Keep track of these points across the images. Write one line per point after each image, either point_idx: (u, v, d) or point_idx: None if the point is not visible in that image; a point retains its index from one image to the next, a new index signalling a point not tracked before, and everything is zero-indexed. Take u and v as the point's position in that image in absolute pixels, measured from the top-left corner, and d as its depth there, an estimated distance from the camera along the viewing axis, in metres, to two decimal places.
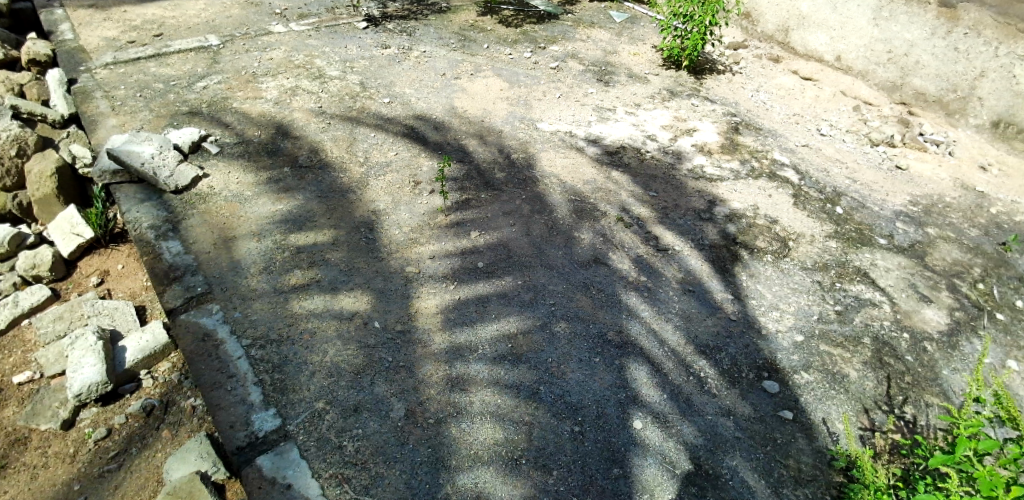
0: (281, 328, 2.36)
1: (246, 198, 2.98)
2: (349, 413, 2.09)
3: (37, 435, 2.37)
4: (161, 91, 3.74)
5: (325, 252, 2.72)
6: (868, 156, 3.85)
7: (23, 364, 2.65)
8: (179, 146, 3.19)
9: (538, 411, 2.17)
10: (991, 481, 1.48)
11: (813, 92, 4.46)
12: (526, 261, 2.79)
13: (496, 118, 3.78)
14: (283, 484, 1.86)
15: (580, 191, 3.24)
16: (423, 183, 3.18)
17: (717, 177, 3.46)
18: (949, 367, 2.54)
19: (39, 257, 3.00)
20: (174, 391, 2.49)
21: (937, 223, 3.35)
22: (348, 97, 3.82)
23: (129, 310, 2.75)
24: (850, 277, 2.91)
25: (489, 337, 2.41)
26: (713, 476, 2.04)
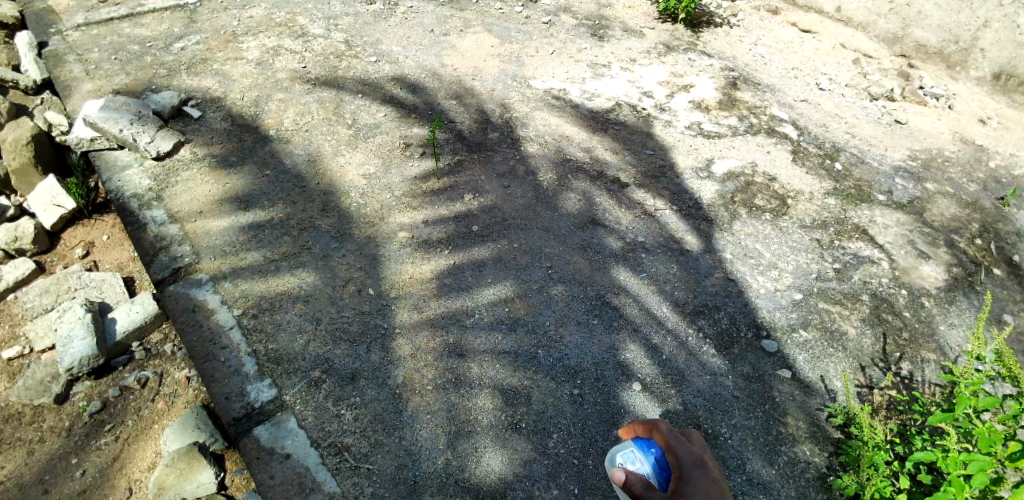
0: (272, 297, 2.31)
1: (232, 164, 2.89)
2: (346, 381, 2.07)
3: (31, 410, 2.34)
4: (136, 53, 3.57)
5: (315, 219, 2.65)
6: (867, 111, 3.78)
7: (12, 338, 2.60)
8: (159, 111, 3.08)
9: (536, 375, 2.15)
10: (990, 437, 1.49)
11: (812, 44, 4.33)
12: (522, 223, 2.73)
13: (487, 76, 3.65)
14: (282, 454, 1.86)
15: (575, 151, 3.16)
16: (414, 145, 3.09)
17: (715, 134, 3.39)
18: (946, 322, 2.55)
19: (20, 230, 2.91)
20: (168, 362, 2.46)
21: (936, 178, 3.32)
22: (333, 56, 3.67)
23: (117, 281, 2.70)
24: (849, 234, 2.88)
25: (485, 302, 2.38)
26: (712, 435, 2.05)
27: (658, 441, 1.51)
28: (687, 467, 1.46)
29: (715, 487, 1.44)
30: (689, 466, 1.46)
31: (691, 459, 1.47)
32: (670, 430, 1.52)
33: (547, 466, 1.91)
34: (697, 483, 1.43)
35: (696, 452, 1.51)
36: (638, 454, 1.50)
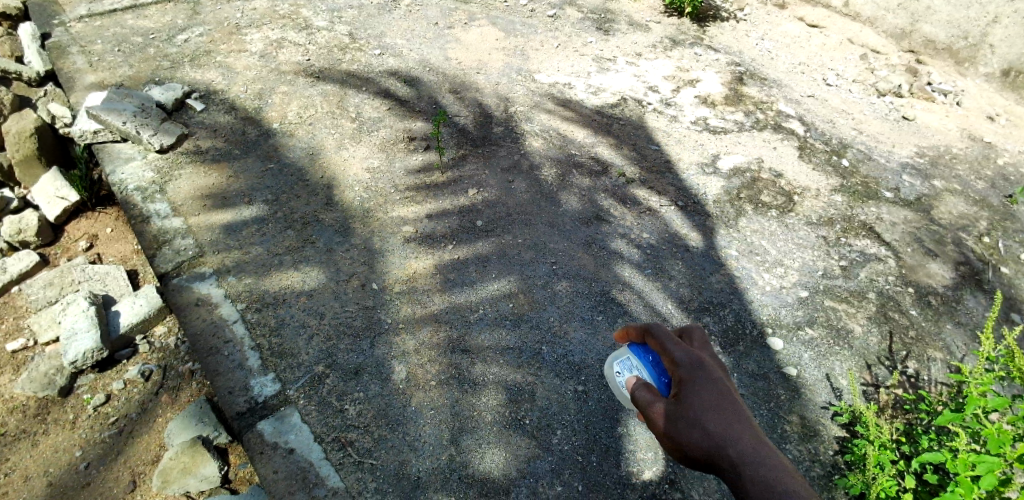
0: (276, 291, 2.30)
1: (235, 157, 2.87)
2: (350, 376, 2.06)
3: (35, 403, 2.34)
4: (140, 45, 3.56)
5: (319, 213, 2.64)
6: (874, 107, 3.75)
7: (16, 330, 2.60)
8: (163, 103, 3.06)
9: (541, 371, 2.15)
10: (999, 438, 1.48)
11: (819, 39, 4.29)
12: (526, 218, 2.72)
13: (491, 70, 3.63)
14: (286, 449, 1.86)
15: (580, 146, 3.14)
16: (418, 139, 3.07)
17: (721, 130, 3.37)
18: (952, 321, 2.54)
19: (24, 222, 2.90)
20: (171, 356, 2.45)
21: (943, 175, 3.29)
22: (337, 49, 3.65)
23: (121, 274, 2.69)
24: (855, 231, 2.86)
25: (489, 297, 2.37)
26: None
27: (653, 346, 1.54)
28: (681, 369, 1.44)
29: (715, 384, 1.41)
30: (684, 369, 1.44)
31: (687, 360, 1.45)
32: (662, 334, 1.52)
33: (551, 463, 1.91)
34: (693, 382, 1.41)
35: (696, 352, 1.49)
36: (636, 362, 1.56)
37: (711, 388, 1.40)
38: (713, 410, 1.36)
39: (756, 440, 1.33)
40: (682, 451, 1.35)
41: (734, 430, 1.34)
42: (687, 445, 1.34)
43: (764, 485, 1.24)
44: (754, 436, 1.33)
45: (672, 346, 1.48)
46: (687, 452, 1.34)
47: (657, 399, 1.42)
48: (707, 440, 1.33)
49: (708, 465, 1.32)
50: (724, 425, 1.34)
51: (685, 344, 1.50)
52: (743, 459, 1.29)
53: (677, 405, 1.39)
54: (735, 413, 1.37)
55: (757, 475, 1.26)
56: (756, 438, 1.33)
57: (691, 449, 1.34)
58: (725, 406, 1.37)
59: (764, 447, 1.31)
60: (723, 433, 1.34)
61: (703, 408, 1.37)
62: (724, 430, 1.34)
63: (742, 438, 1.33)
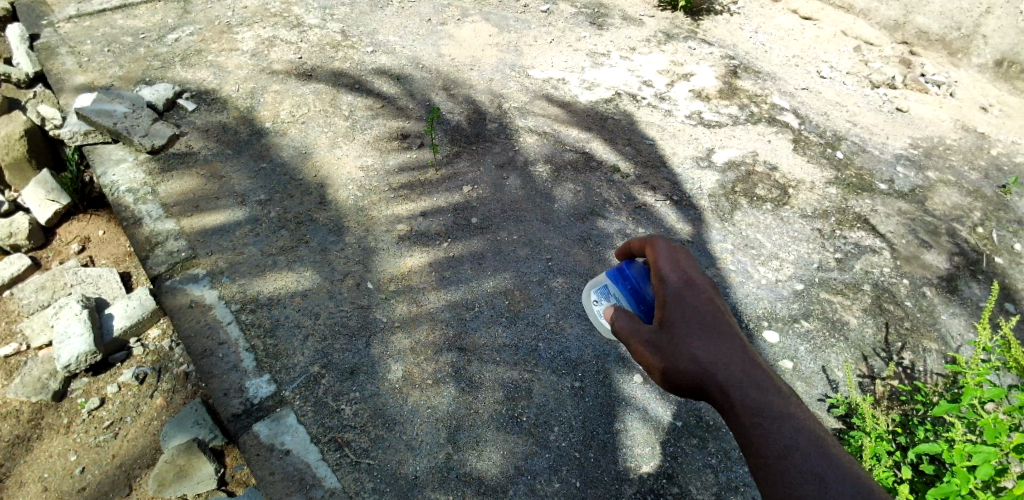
0: (270, 291, 2.29)
1: (228, 157, 2.85)
2: (345, 376, 2.05)
3: (29, 408, 2.32)
4: (130, 45, 3.52)
5: (313, 212, 2.62)
6: (868, 99, 3.74)
7: (9, 335, 2.58)
8: (153, 104, 3.04)
9: (537, 367, 2.14)
10: (995, 428, 1.47)
11: (812, 31, 4.27)
12: (521, 215, 2.71)
13: (485, 66, 3.61)
14: (282, 450, 1.85)
15: (574, 141, 3.13)
16: (411, 137, 3.06)
17: (715, 123, 3.36)
18: (947, 311, 2.54)
19: (15, 226, 2.87)
20: (166, 358, 2.44)
21: (937, 166, 3.30)
22: (329, 47, 3.63)
23: (114, 277, 2.67)
24: (850, 224, 2.86)
25: (485, 294, 2.36)
26: (713, 427, 2.05)
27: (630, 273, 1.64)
28: (667, 291, 1.52)
29: (695, 301, 1.51)
30: (670, 294, 1.52)
31: (667, 281, 1.54)
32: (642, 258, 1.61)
33: (549, 460, 1.91)
34: (671, 304, 1.51)
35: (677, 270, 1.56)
36: (613, 291, 1.67)
37: (697, 312, 1.49)
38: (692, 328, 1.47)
39: (744, 362, 1.43)
40: (672, 377, 1.46)
41: (723, 356, 1.43)
42: (678, 372, 1.44)
43: (755, 408, 1.35)
44: (743, 359, 1.43)
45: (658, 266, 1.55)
46: (678, 378, 1.45)
47: (644, 328, 1.51)
48: (697, 366, 1.43)
49: (699, 390, 1.43)
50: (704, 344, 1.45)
51: (672, 263, 1.56)
52: (733, 384, 1.40)
53: (665, 334, 1.48)
54: (723, 337, 1.46)
55: (748, 401, 1.37)
56: (745, 361, 1.43)
57: (682, 376, 1.44)
58: (711, 331, 1.47)
59: (752, 368, 1.42)
60: (712, 360, 1.43)
61: (691, 335, 1.46)
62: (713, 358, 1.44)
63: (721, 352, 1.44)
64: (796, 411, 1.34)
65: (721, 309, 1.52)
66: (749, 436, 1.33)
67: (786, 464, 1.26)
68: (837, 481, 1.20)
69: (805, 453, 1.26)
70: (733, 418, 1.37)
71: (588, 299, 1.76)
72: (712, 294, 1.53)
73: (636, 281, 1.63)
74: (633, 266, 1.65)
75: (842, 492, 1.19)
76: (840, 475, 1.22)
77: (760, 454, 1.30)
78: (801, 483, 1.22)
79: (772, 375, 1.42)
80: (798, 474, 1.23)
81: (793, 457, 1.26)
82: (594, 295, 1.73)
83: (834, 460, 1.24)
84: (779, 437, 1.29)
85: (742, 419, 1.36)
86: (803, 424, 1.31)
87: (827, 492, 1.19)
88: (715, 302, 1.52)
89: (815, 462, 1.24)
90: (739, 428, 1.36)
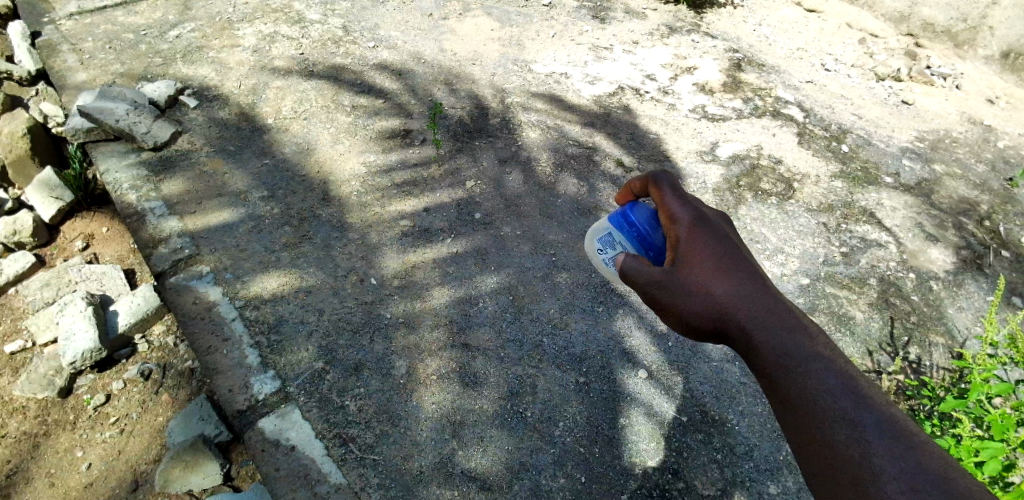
0: (274, 288, 2.29)
1: (231, 153, 2.85)
2: (350, 373, 2.05)
3: (35, 404, 2.33)
4: (131, 42, 3.52)
5: (316, 208, 2.62)
6: (873, 91, 3.72)
7: (14, 332, 2.59)
8: (156, 101, 3.04)
9: (542, 363, 2.14)
10: (1003, 424, 1.46)
11: (817, 24, 4.22)
12: (525, 210, 2.70)
13: (487, 61, 3.60)
14: (287, 446, 1.85)
15: (578, 136, 3.12)
16: (414, 132, 3.05)
17: (720, 117, 3.34)
18: (954, 306, 2.54)
19: (19, 223, 2.88)
20: (171, 355, 2.44)
21: (943, 159, 3.28)
22: (331, 42, 3.62)
23: (118, 274, 2.68)
24: (856, 217, 2.84)
25: (488, 290, 2.36)
26: (719, 422, 2.05)
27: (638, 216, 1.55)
28: (679, 229, 1.43)
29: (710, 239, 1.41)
30: (683, 231, 1.42)
31: (679, 219, 1.45)
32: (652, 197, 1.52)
33: (554, 456, 1.90)
34: (684, 242, 1.42)
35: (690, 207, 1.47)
36: (617, 237, 1.59)
37: (712, 248, 1.39)
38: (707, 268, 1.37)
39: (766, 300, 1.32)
40: (688, 321, 1.38)
41: (741, 294, 1.33)
42: (694, 315, 1.36)
43: (779, 348, 1.25)
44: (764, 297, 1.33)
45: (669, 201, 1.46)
46: (694, 321, 1.37)
47: (654, 273, 1.43)
48: (714, 307, 1.34)
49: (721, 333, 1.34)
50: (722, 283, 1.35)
51: (683, 198, 1.47)
52: (755, 324, 1.29)
53: (677, 276, 1.39)
54: (740, 272, 1.37)
55: (772, 341, 1.26)
56: (769, 301, 1.32)
57: (699, 318, 1.36)
58: (727, 270, 1.37)
59: (774, 305, 1.31)
60: (729, 299, 1.33)
61: (704, 275, 1.37)
62: (731, 297, 1.34)
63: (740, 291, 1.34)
64: (827, 350, 1.22)
65: (737, 245, 1.42)
66: (771, 377, 1.23)
67: (816, 409, 1.15)
68: (876, 427, 1.09)
69: (837, 394, 1.15)
70: (757, 362, 1.27)
71: (592, 250, 1.68)
72: (725, 229, 1.43)
73: (641, 225, 1.54)
74: (637, 210, 1.56)
75: (882, 438, 1.07)
76: (877, 416, 1.11)
77: (788, 400, 1.19)
78: (834, 427, 1.12)
79: (797, 312, 1.31)
80: (831, 417, 1.13)
81: (824, 401, 1.15)
82: (598, 245, 1.65)
83: (870, 401, 1.13)
84: (810, 380, 1.18)
85: (765, 360, 1.25)
86: (835, 364, 1.20)
87: (864, 437, 1.08)
88: (729, 237, 1.42)
89: (850, 405, 1.13)
90: (763, 371, 1.25)
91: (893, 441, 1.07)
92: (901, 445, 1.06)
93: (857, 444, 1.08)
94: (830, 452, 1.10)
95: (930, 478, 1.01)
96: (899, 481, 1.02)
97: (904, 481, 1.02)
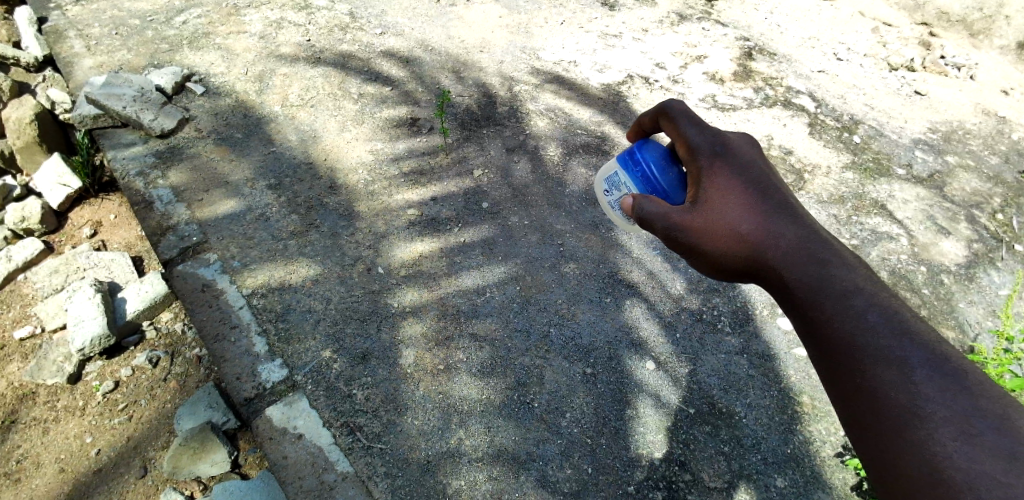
0: (281, 277, 2.28)
1: (238, 141, 2.84)
2: (357, 362, 2.05)
3: (45, 390, 2.35)
4: (138, 28, 3.50)
5: (323, 196, 2.61)
6: (885, 81, 3.67)
7: (24, 318, 2.60)
8: (163, 87, 3.03)
9: (549, 354, 2.13)
10: None
11: (830, 11, 4.14)
12: (533, 200, 2.68)
13: (495, 48, 3.56)
14: (295, 434, 1.86)
15: (586, 125, 3.09)
16: (422, 120, 3.03)
17: (730, 107, 3.30)
18: (965, 299, 2.52)
19: (28, 210, 2.90)
20: (179, 342, 2.46)
21: (957, 151, 3.24)
22: (338, 29, 3.58)
23: (126, 261, 2.69)
24: (867, 209, 2.81)
25: (495, 280, 2.35)
26: (726, 414, 2.04)
27: (651, 154, 1.55)
28: (702, 161, 1.48)
29: (734, 170, 1.45)
30: (704, 162, 1.47)
31: (702, 148, 1.49)
32: (672, 129, 1.56)
33: (561, 446, 1.90)
34: (708, 174, 1.45)
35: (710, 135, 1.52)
36: (626, 179, 1.59)
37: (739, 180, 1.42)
38: (733, 201, 1.40)
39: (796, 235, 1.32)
40: (715, 261, 1.40)
41: (769, 232, 1.34)
42: (721, 254, 1.39)
43: (812, 283, 1.25)
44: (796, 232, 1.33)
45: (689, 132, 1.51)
46: (722, 261, 1.39)
47: (675, 213, 1.42)
48: (742, 245, 1.36)
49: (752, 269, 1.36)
50: (750, 218, 1.37)
51: (702, 128, 1.52)
52: (786, 260, 1.30)
53: (700, 216, 1.41)
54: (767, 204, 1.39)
55: (807, 279, 1.26)
56: (799, 234, 1.33)
57: (726, 257, 1.38)
58: (754, 206, 1.39)
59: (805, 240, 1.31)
60: (759, 238, 1.35)
61: (732, 210, 1.39)
62: (760, 234, 1.35)
63: (770, 224, 1.36)
64: (867, 284, 1.21)
65: (762, 176, 1.44)
66: (808, 314, 1.23)
67: (858, 351, 1.13)
68: (923, 365, 1.07)
69: (879, 332, 1.13)
70: (789, 297, 1.28)
71: (601, 191, 1.70)
72: (747, 161, 1.47)
73: (651, 166, 1.54)
74: (645, 149, 1.56)
75: (931, 377, 1.05)
76: (926, 354, 1.08)
77: (829, 343, 1.18)
78: (878, 368, 1.10)
79: (832, 245, 1.30)
80: (874, 357, 1.11)
81: (866, 340, 1.13)
82: (606, 186, 1.67)
83: (915, 336, 1.11)
84: (850, 318, 1.17)
85: (799, 299, 1.26)
86: (875, 299, 1.18)
87: (911, 378, 1.06)
88: (751, 172, 1.44)
89: (899, 345, 1.10)
90: (799, 310, 1.26)
91: (943, 378, 1.05)
92: (949, 383, 1.04)
93: (904, 385, 1.06)
94: (875, 396, 1.09)
95: (982, 418, 0.99)
96: (950, 424, 1.00)
97: (954, 423, 1.00)
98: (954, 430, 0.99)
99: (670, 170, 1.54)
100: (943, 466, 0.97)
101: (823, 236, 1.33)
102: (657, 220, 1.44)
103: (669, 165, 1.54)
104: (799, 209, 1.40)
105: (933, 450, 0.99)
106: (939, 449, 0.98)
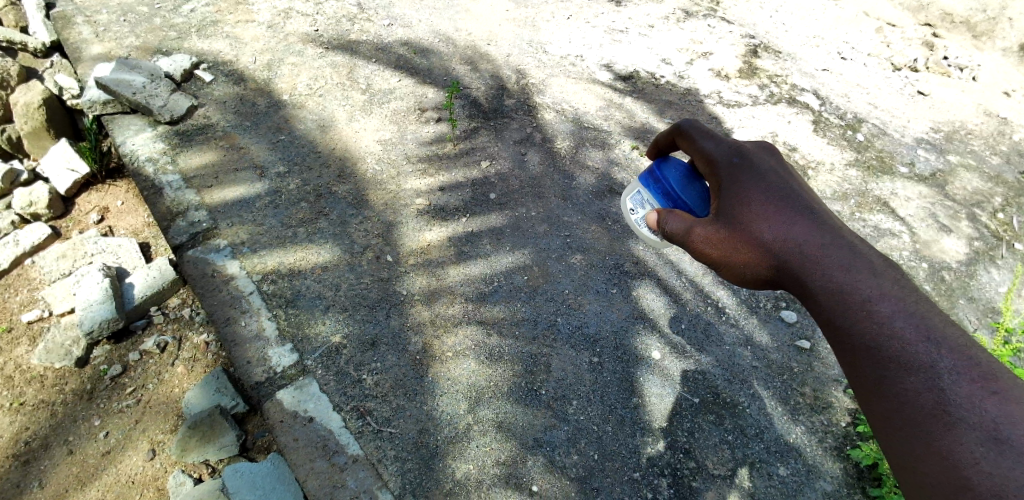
0: (291, 263, 2.30)
1: (246, 128, 2.85)
2: (365, 348, 2.07)
3: (54, 373, 2.37)
4: (146, 15, 3.50)
5: (332, 185, 2.62)
6: (889, 81, 3.70)
7: (31, 301, 2.62)
8: (171, 74, 3.03)
9: (556, 342, 2.15)
10: None
11: (835, 11, 4.14)
12: (540, 191, 2.71)
13: (502, 41, 3.58)
14: (305, 417, 1.89)
15: (593, 118, 3.11)
16: (429, 111, 3.05)
17: (735, 103, 3.33)
18: (965, 296, 2.56)
19: (35, 195, 2.90)
20: (186, 327, 2.47)
21: (958, 150, 3.28)
22: (345, 19, 3.59)
23: (134, 247, 2.70)
24: (870, 207, 2.84)
25: (503, 268, 2.37)
26: (730, 404, 2.07)
27: (675, 172, 1.59)
28: (721, 170, 1.50)
29: (755, 175, 1.44)
30: (723, 172, 1.49)
31: (721, 157, 1.51)
32: (691, 144, 1.60)
33: (568, 433, 1.93)
34: (727, 184, 1.46)
35: (729, 146, 1.54)
36: (648, 197, 1.65)
37: (759, 186, 1.42)
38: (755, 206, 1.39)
39: (819, 240, 1.30)
40: (740, 270, 1.39)
41: (792, 237, 1.33)
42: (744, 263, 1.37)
43: (836, 289, 1.23)
44: (816, 234, 1.31)
45: (705, 145, 1.54)
46: (746, 269, 1.37)
47: (698, 225, 1.45)
48: (765, 254, 1.35)
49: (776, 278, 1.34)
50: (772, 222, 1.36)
51: (718, 139, 1.55)
52: (808, 266, 1.28)
53: (721, 227, 1.41)
54: (789, 209, 1.37)
55: (830, 286, 1.24)
56: (822, 237, 1.31)
57: (749, 265, 1.37)
58: (777, 210, 1.37)
59: (828, 244, 1.29)
60: (781, 244, 1.33)
61: (754, 217, 1.38)
62: (782, 240, 1.33)
63: (792, 228, 1.34)
64: (893, 289, 1.18)
65: (785, 180, 1.43)
66: (832, 323, 1.23)
67: (884, 358, 1.14)
68: (950, 371, 1.07)
69: (905, 337, 1.13)
70: (813, 304, 1.27)
71: (626, 210, 1.75)
72: (766, 166, 1.46)
73: (671, 183, 1.59)
74: (666, 167, 1.62)
75: (958, 382, 1.06)
76: (953, 359, 1.08)
77: (854, 350, 1.18)
78: (903, 375, 1.11)
79: (855, 246, 1.28)
80: (899, 364, 1.12)
81: (891, 345, 1.13)
82: (631, 205, 1.72)
83: (941, 340, 1.11)
84: (875, 323, 1.16)
85: (822, 305, 1.25)
86: (902, 304, 1.16)
87: (939, 384, 1.07)
88: (770, 177, 1.43)
89: (926, 349, 1.10)
90: (822, 316, 1.25)
91: (970, 384, 1.05)
92: (976, 389, 1.04)
93: (930, 389, 1.08)
94: (901, 401, 1.11)
95: (1010, 424, 1.00)
96: (977, 430, 1.01)
97: (982, 429, 1.01)
98: (982, 435, 1.01)
99: (692, 185, 1.58)
100: (969, 472, 1.00)
101: (846, 235, 1.31)
102: (681, 237, 1.48)
103: (691, 180, 1.59)
104: (820, 210, 1.38)
105: (959, 456, 1.01)
106: (967, 454, 1.01)
